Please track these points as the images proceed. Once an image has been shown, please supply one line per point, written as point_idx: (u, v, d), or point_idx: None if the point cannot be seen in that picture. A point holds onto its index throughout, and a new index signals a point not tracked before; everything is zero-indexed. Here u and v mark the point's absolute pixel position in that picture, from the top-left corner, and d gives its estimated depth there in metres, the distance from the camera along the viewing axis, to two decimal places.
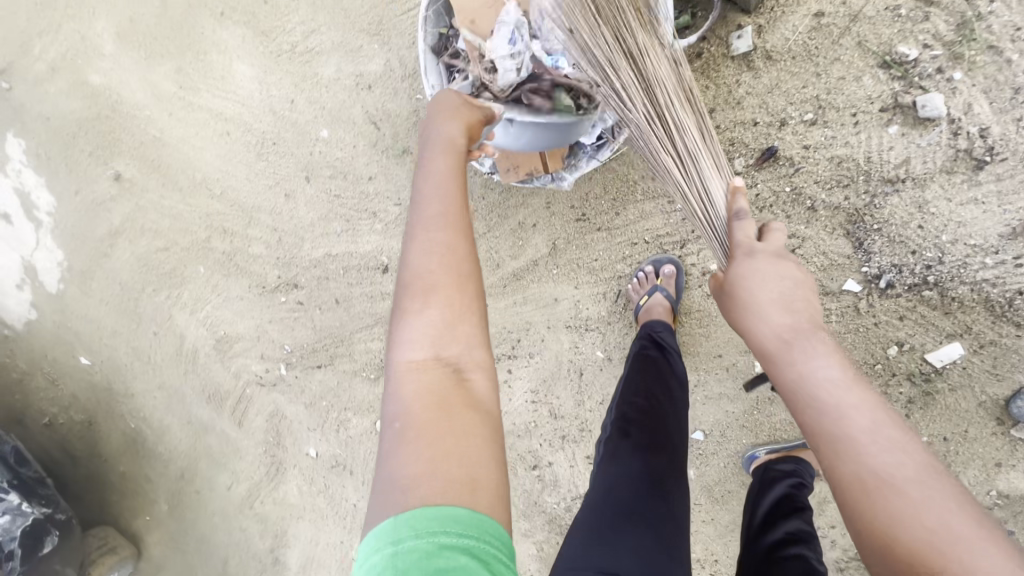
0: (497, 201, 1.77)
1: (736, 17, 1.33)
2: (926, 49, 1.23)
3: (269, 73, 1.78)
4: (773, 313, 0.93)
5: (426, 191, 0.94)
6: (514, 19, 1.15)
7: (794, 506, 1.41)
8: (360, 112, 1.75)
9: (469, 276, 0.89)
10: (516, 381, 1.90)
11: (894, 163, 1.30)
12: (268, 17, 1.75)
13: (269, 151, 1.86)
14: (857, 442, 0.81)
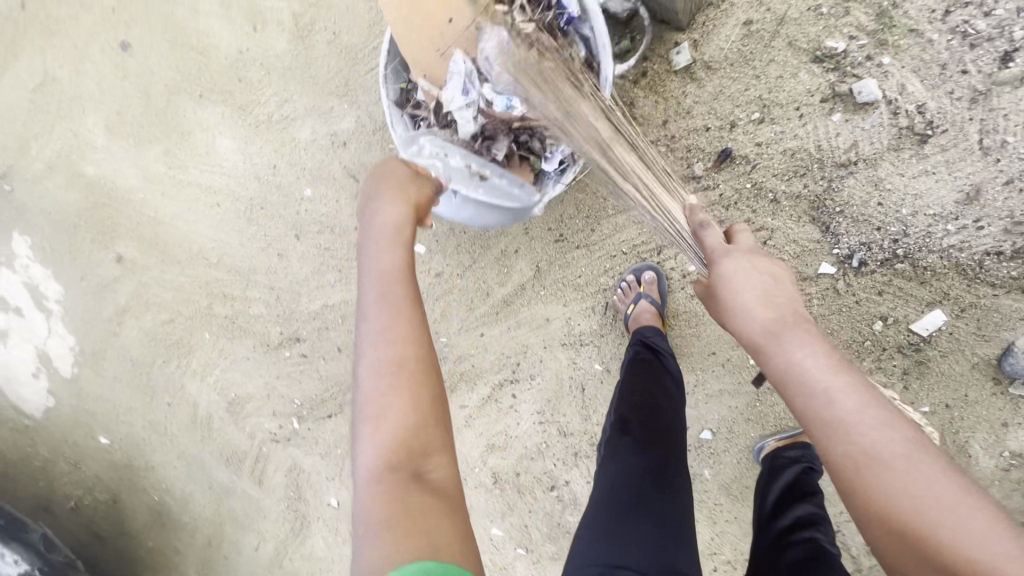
0: (478, 234, 1.83)
1: (671, 35, 1.41)
2: (853, 39, 1.30)
3: (250, 144, 1.86)
4: (757, 311, 0.96)
5: (373, 275, 1.02)
6: (465, 69, 1.23)
7: (805, 490, 1.47)
8: (339, 168, 1.81)
9: (423, 359, 0.97)
10: (522, 404, 1.94)
11: (843, 148, 1.36)
12: (244, 93, 1.82)
13: (258, 216, 1.96)
14: (848, 424, 0.83)
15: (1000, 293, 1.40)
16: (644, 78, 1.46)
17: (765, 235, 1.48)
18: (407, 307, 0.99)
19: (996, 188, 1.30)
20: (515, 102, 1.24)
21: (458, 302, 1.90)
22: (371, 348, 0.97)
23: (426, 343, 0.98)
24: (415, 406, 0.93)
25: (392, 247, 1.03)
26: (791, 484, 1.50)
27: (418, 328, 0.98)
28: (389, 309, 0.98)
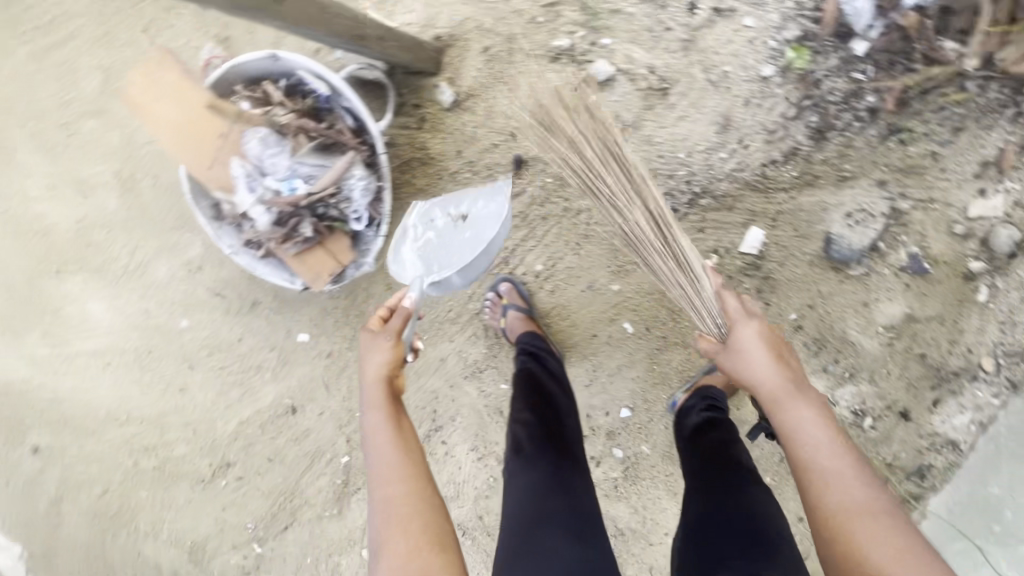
0: (346, 303, 1.86)
1: (430, 80, 1.55)
2: (574, 35, 1.48)
3: (117, 298, 1.94)
4: (763, 366, 1.11)
5: (378, 422, 1.07)
6: (243, 171, 1.36)
7: (710, 419, 1.59)
8: (203, 291, 1.91)
9: (432, 504, 1.00)
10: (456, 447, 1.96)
11: (609, 121, 1.51)
12: (94, 254, 1.92)
13: (151, 360, 2.01)
14: (837, 476, 0.98)
15: (795, 193, 1.55)
16: (425, 121, 1.59)
17: None
18: (407, 451, 1.04)
19: (742, 109, 1.49)
20: (297, 184, 1.39)
21: (357, 373, 1.95)
22: (387, 492, 1.00)
23: (428, 487, 1.01)
24: (418, 548, 0.94)
25: (383, 397, 1.09)
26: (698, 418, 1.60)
27: (420, 473, 1.02)
28: (392, 459, 1.03)
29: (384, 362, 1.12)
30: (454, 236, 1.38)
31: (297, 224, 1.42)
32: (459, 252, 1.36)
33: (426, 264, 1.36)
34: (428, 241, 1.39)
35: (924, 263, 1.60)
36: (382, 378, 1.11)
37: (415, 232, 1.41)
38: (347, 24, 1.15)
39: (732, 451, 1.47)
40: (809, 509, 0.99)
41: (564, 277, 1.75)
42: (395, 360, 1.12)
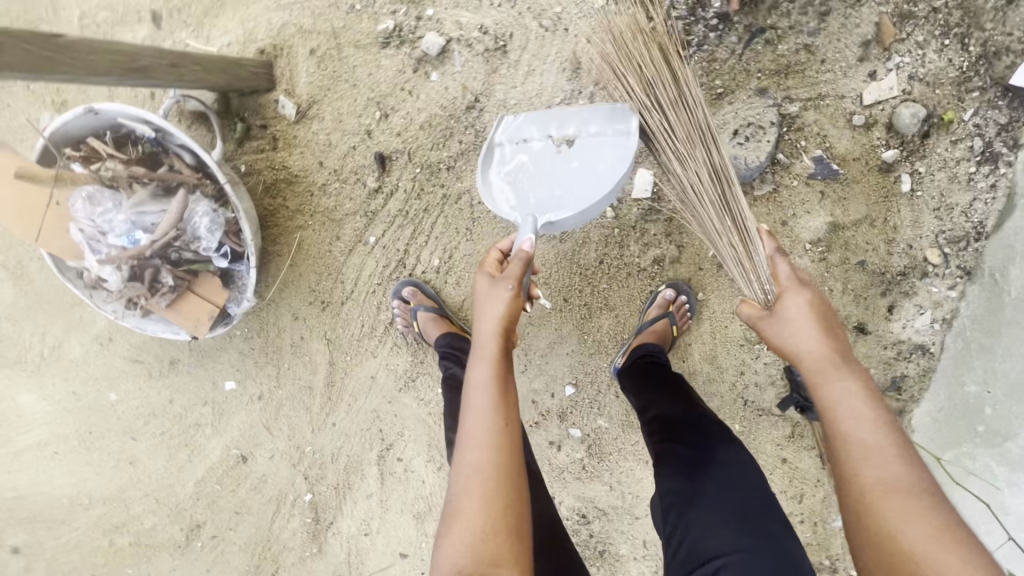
0: (262, 342, 1.80)
1: (268, 96, 1.47)
2: (396, 13, 1.38)
3: (43, 386, 1.91)
4: (804, 340, 1.02)
5: (482, 384, 1.06)
6: (86, 234, 1.31)
7: (664, 378, 1.47)
8: (121, 360, 1.87)
9: (513, 476, 1.01)
10: (413, 459, 1.96)
11: (459, 95, 1.43)
12: (6, 348, 1.88)
13: (95, 439, 1.98)
14: (867, 455, 0.91)
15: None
16: (279, 140, 1.52)
17: (467, 198, 1.55)
18: (503, 419, 1.04)
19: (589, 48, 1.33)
20: (140, 235, 1.32)
21: (294, 409, 1.90)
22: (464, 469, 1.01)
23: (516, 462, 1.03)
24: (495, 527, 0.96)
25: (495, 354, 1.08)
26: (651, 379, 1.47)
27: (508, 447, 1.03)
28: (488, 424, 1.03)
29: (501, 311, 1.10)
30: (557, 160, 1.27)
31: (156, 275, 1.37)
32: (559, 187, 1.26)
33: (517, 192, 1.28)
34: (528, 163, 1.30)
35: (833, 165, 1.47)
36: (498, 333, 1.10)
37: (504, 157, 1.32)
38: (115, 57, 1.05)
39: (692, 411, 1.35)
40: (843, 486, 0.92)
41: (462, 268, 1.64)
42: (511, 310, 1.09)
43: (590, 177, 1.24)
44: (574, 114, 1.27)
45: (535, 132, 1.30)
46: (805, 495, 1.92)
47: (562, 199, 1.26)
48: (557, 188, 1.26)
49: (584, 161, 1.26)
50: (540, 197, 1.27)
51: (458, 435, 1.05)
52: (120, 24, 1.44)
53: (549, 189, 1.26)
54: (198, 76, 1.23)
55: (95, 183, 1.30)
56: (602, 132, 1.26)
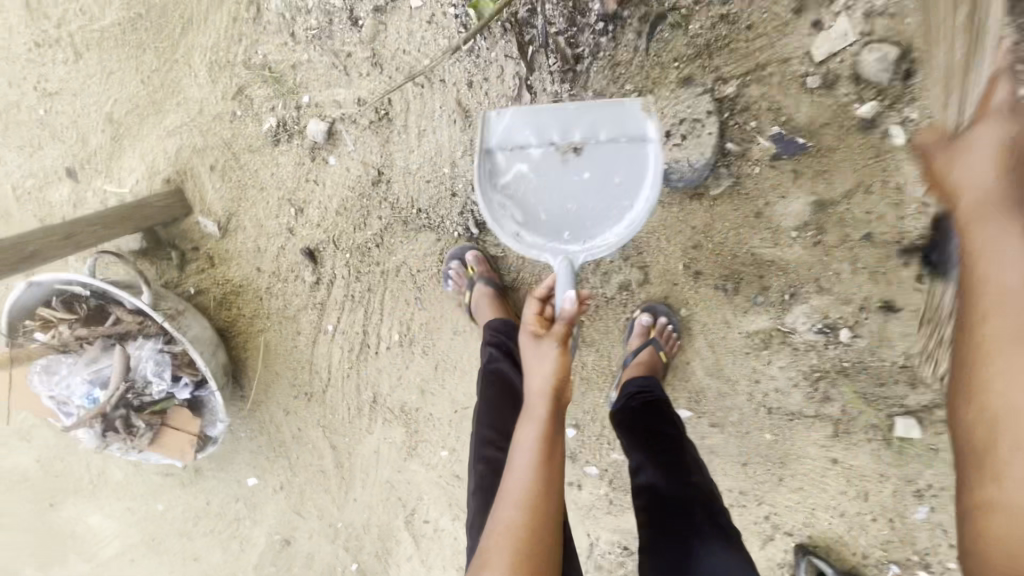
0: (267, 438, 1.84)
1: (189, 220, 1.47)
2: (275, 108, 1.33)
3: (99, 509, 2.08)
4: (984, 161, 0.80)
5: (528, 445, 0.97)
6: (55, 403, 1.39)
7: (660, 432, 1.28)
8: (157, 474, 2.00)
9: (546, 552, 0.91)
10: (438, 520, 1.87)
11: (361, 172, 1.35)
12: (61, 483, 2.06)
13: (150, 552, 2.10)
14: (1009, 358, 0.71)
15: None
16: (213, 258, 1.51)
17: (405, 268, 1.47)
18: (548, 487, 0.94)
19: (472, 91, 1.27)
20: (99, 392, 1.38)
21: (315, 491, 1.92)
22: (497, 529, 0.93)
23: (550, 527, 0.92)
24: None
25: (547, 414, 0.99)
26: (647, 434, 1.28)
27: (546, 519, 0.93)
28: (531, 491, 0.93)
29: (550, 373, 1.00)
30: (564, 172, 1.14)
31: (128, 421, 1.43)
32: (574, 201, 1.16)
33: (525, 209, 1.16)
34: (531, 176, 1.15)
35: (799, 139, 1.23)
36: (550, 392, 0.99)
37: (499, 169, 1.15)
38: (1, 255, 1.06)
39: (687, 487, 1.19)
40: (958, 404, 0.75)
41: (424, 337, 1.57)
42: (563, 368, 0.99)
43: (610, 191, 1.14)
44: (580, 118, 1.11)
45: (533, 139, 1.14)
46: (872, 493, 1.61)
47: (579, 215, 1.16)
48: (572, 203, 1.15)
49: (597, 173, 1.14)
50: (552, 213, 1.16)
51: (501, 484, 0.98)
52: (45, 186, 1.47)
53: (562, 202, 1.16)
54: (97, 236, 1.24)
55: (51, 352, 1.35)
56: (612, 139, 1.12)
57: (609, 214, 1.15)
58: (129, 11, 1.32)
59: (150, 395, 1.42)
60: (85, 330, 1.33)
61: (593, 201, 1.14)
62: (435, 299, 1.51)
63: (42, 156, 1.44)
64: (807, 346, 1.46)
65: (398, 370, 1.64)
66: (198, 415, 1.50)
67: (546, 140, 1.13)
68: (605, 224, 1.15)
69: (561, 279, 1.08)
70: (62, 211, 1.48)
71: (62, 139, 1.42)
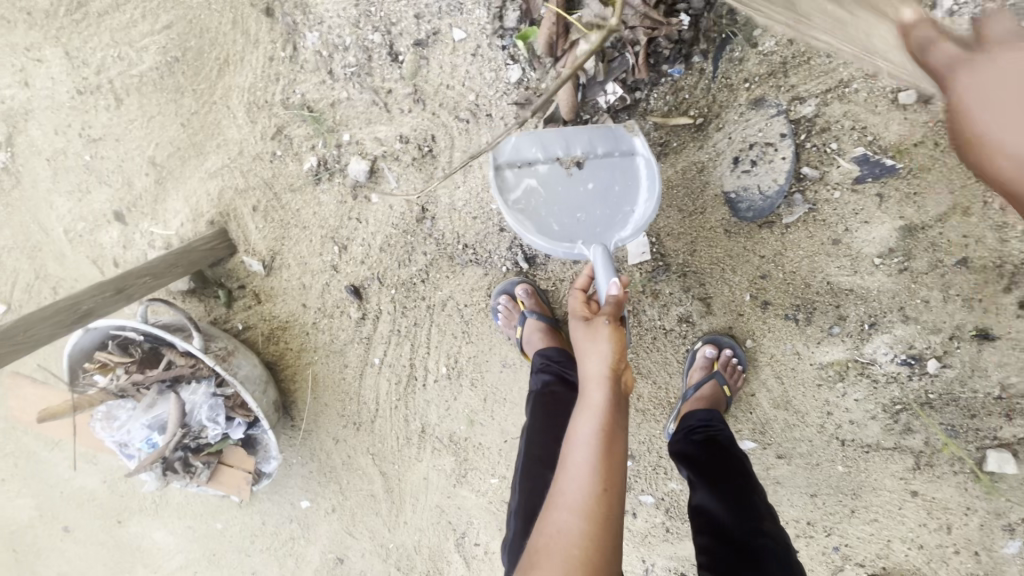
0: (307, 473, 1.78)
1: (235, 260, 1.47)
2: (316, 147, 1.32)
3: (139, 541, 2.05)
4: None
5: (583, 436, 0.90)
6: (118, 446, 1.41)
7: (726, 469, 1.15)
8: (200, 506, 1.97)
9: (606, 558, 0.82)
10: (483, 562, 1.75)
11: (406, 208, 1.34)
12: (102, 515, 2.04)
13: None
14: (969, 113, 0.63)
15: None
16: (259, 296, 1.50)
17: (451, 301, 1.44)
18: (606, 484, 0.86)
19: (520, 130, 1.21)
20: (158, 436, 1.40)
21: (367, 514, 1.79)
22: (549, 530, 0.85)
23: (610, 538, 0.84)
24: None
25: (605, 400, 0.92)
26: (711, 467, 1.15)
27: (606, 520, 0.84)
28: (588, 486, 0.86)
29: (606, 356, 0.94)
30: (569, 187, 1.11)
31: (186, 462, 1.47)
32: (583, 211, 1.11)
33: (538, 220, 1.11)
34: (539, 190, 1.10)
35: (889, 161, 1.11)
36: (607, 377, 0.93)
37: (507, 186, 1.10)
38: (60, 316, 1.09)
39: (754, 532, 1.02)
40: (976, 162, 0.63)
41: (472, 370, 1.52)
42: (619, 351, 0.94)
43: (613, 198, 1.11)
44: (579, 134, 1.09)
45: (538, 154, 1.10)
46: (957, 526, 1.40)
47: (589, 224, 1.11)
48: (580, 212, 1.11)
49: (602, 184, 1.10)
50: (564, 223, 1.11)
51: (553, 487, 0.89)
52: (96, 229, 1.47)
53: (570, 213, 1.11)
54: (147, 286, 1.24)
55: (110, 398, 1.37)
56: (610, 152, 1.10)
57: (618, 216, 1.11)
58: (168, 55, 1.32)
59: (206, 437, 1.44)
60: (141, 376, 1.32)
61: (600, 208, 1.10)
62: (483, 334, 1.47)
63: (91, 201, 1.45)
64: (889, 378, 1.32)
65: (446, 403, 1.58)
66: (252, 452, 1.51)
67: (551, 155, 1.10)
68: (613, 230, 1.11)
69: (602, 269, 1.04)
70: (113, 253, 1.48)
71: (110, 183, 1.42)
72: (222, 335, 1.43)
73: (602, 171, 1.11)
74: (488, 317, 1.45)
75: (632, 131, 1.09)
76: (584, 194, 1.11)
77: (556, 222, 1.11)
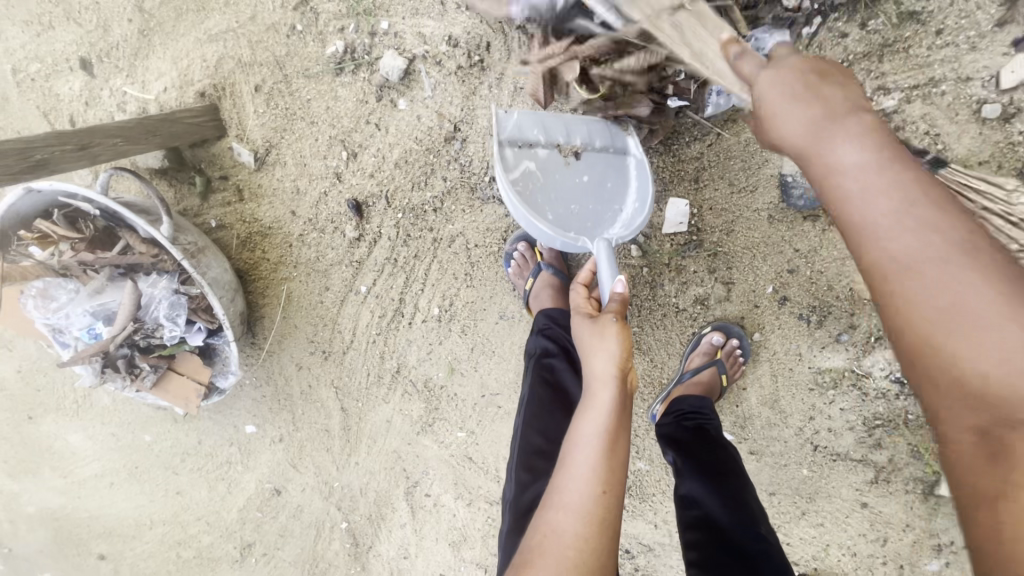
0: (259, 394, 1.64)
1: (222, 144, 1.30)
2: (346, 32, 1.19)
3: (46, 441, 1.85)
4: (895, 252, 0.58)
5: (586, 436, 0.86)
6: (51, 326, 1.22)
7: (717, 462, 1.12)
8: (127, 414, 1.79)
9: (602, 563, 0.79)
10: (429, 516, 1.67)
11: (436, 123, 1.23)
12: (9, 407, 1.83)
13: (99, 497, 1.87)
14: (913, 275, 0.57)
15: (715, 136, 1.18)
16: (244, 191, 1.34)
17: (458, 237, 1.32)
18: (606, 487, 0.82)
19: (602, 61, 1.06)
20: (103, 327, 1.22)
21: (317, 449, 1.67)
22: (544, 527, 0.82)
23: (609, 539, 0.81)
24: None
25: (611, 404, 0.86)
26: (705, 460, 1.12)
27: (604, 523, 0.81)
28: (588, 488, 0.82)
29: (614, 354, 0.89)
30: (565, 176, 1.07)
31: (130, 362, 1.29)
32: (577, 203, 1.07)
33: (532, 204, 1.04)
34: (537, 174, 1.05)
35: None
36: (615, 378, 0.88)
37: (506, 164, 1.03)
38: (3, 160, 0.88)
39: (748, 533, 1.00)
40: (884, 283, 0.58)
41: (466, 315, 1.41)
42: (627, 350, 0.88)
43: (606, 194, 1.08)
44: (579, 124, 1.08)
45: (539, 138, 1.06)
46: (892, 540, 1.40)
47: (582, 217, 1.07)
48: (574, 203, 1.07)
49: (596, 178, 1.08)
50: (558, 213, 1.06)
51: (551, 484, 0.86)
52: (53, 74, 1.25)
53: (565, 203, 1.06)
54: (116, 150, 1.05)
55: (48, 275, 1.17)
56: (606, 147, 1.09)
57: (607, 212, 1.08)
58: None
59: (160, 338, 1.26)
60: (91, 256, 1.13)
61: (593, 201, 1.07)
62: (487, 280, 1.37)
63: (54, 39, 1.23)
64: (878, 395, 1.30)
65: (429, 345, 1.47)
66: (208, 364, 1.35)
67: (551, 141, 1.06)
68: (605, 227, 1.07)
69: (605, 264, 0.99)
70: (70, 109, 1.27)
71: (82, 23, 1.22)
72: (192, 229, 1.25)
73: (597, 163, 1.08)
74: (497, 263, 1.35)
75: (627, 132, 1.11)
76: (580, 187, 1.07)
77: (550, 207, 1.05)
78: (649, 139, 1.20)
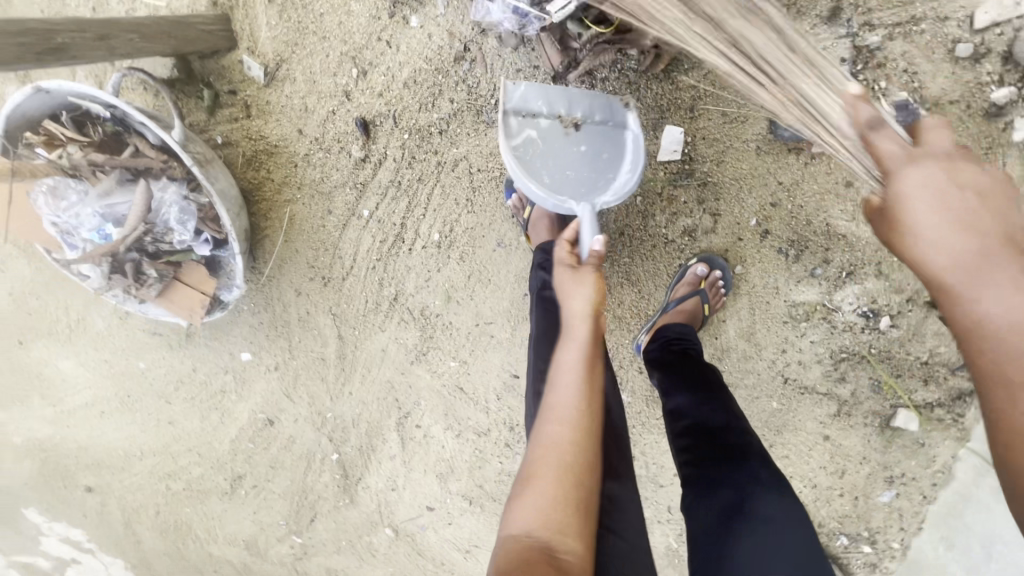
0: (256, 320, 1.68)
1: (233, 56, 1.34)
2: None
3: (36, 364, 1.86)
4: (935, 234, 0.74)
5: (568, 361, 0.89)
6: (60, 224, 1.24)
7: (699, 377, 1.21)
8: (121, 339, 1.82)
9: (594, 460, 0.85)
10: (418, 447, 1.73)
11: (446, 44, 1.28)
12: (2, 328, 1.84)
13: (90, 424, 1.90)
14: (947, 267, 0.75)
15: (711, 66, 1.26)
16: (251, 107, 1.37)
17: (461, 160, 1.38)
18: (590, 400, 0.87)
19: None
20: (111, 229, 1.24)
21: (311, 377, 1.72)
22: (539, 444, 0.86)
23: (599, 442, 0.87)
24: (564, 502, 0.81)
25: (586, 330, 0.91)
26: (689, 374, 1.21)
27: (591, 429, 0.86)
28: (576, 403, 0.86)
29: (587, 289, 0.93)
30: (563, 145, 1.13)
31: (138, 268, 1.31)
32: (572, 171, 1.13)
33: (530, 169, 1.11)
34: (537, 142, 1.12)
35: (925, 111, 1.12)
36: (589, 309, 0.92)
37: (509, 132, 1.11)
38: (30, 36, 0.90)
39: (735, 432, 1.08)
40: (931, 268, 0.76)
41: (465, 243, 1.47)
42: (598, 281, 0.94)
43: (601, 166, 1.14)
44: (581, 96, 1.13)
45: (543, 109, 1.12)
46: (849, 472, 1.51)
47: (576, 184, 1.13)
48: (568, 171, 1.13)
49: (592, 150, 1.14)
50: (556, 179, 1.12)
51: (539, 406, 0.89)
52: None
53: (560, 170, 1.12)
54: (132, 45, 1.07)
55: (57, 173, 1.20)
56: (604, 122, 1.14)
57: (601, 181, 1.14)
58: None
59: (168, 243, 1.29)
60: (102, 157, 1.17)
61: (586, 170, 1.13)
62: (487, 207, 1.43)
63: None
64: (846, 327, 1.41)
65: (427, 273, 1.52)
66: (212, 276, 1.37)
67: (553, 113, 1.12)
68: (595, 194, 1.13)
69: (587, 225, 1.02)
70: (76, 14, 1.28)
71: None
72: None
73: (594, 136, 1.14)
74: (498, 190, 1.41)
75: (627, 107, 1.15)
76: (578, 156, 1.13)
77: (545, 173, 1.12)
78: (654, 64, 1.26)
